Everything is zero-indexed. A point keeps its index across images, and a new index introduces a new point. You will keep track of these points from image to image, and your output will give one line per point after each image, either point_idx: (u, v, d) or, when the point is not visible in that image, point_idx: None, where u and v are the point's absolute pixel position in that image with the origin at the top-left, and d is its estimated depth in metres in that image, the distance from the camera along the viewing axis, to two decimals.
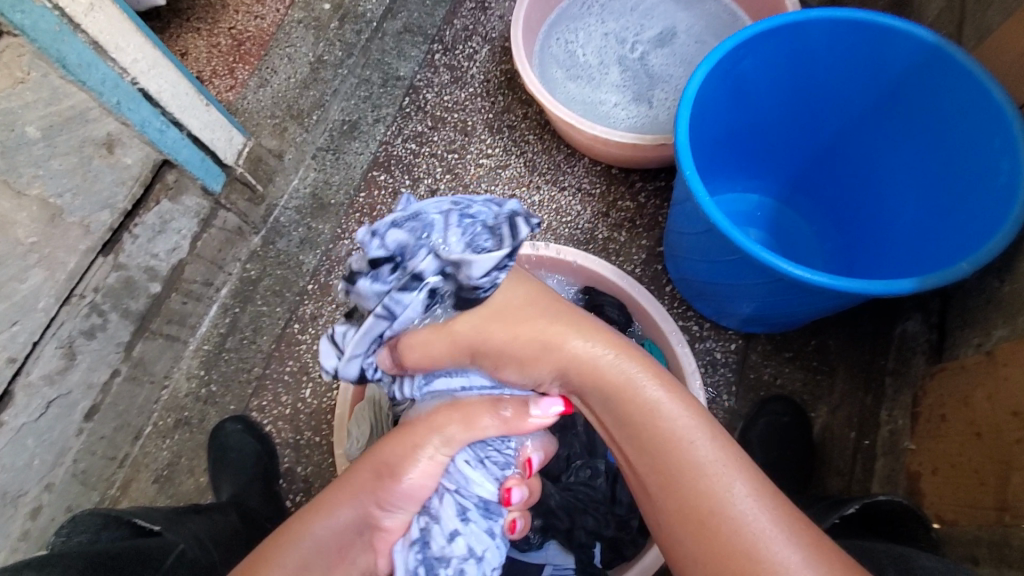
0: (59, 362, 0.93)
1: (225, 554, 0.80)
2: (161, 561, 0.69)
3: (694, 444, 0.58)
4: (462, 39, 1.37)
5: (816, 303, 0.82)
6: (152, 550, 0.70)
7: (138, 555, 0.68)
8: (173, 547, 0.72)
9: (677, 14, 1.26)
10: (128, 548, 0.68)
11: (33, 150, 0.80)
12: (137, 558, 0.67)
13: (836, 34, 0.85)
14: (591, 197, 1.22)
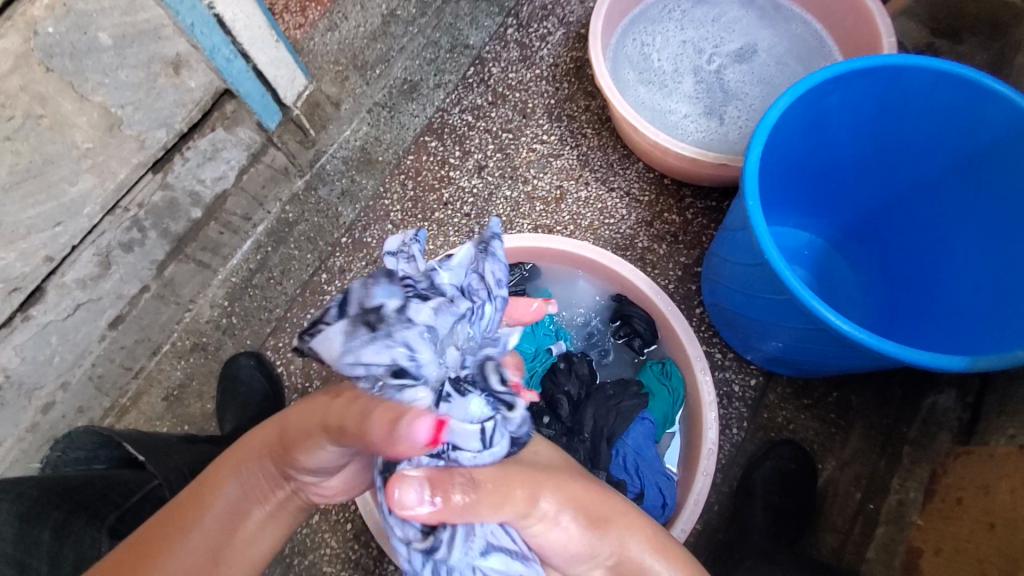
0: (93, 269, 0.95)
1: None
2: (123, 500, 0.74)
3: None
4: (539, 17, 1.34)
5: (851, 358, 0.79)
6: (119, 487, 0.75)
7: (106, 489, 0.74)
8: (143, 484, 0.77)
9: (761, 30, 1.22)
10: (100, 480, 0.74)
11: (102, 57, 0.80)
12: (101, 494, 0.73)
13: (935, 86, 0.80)
14: (639, 204, 1.19)
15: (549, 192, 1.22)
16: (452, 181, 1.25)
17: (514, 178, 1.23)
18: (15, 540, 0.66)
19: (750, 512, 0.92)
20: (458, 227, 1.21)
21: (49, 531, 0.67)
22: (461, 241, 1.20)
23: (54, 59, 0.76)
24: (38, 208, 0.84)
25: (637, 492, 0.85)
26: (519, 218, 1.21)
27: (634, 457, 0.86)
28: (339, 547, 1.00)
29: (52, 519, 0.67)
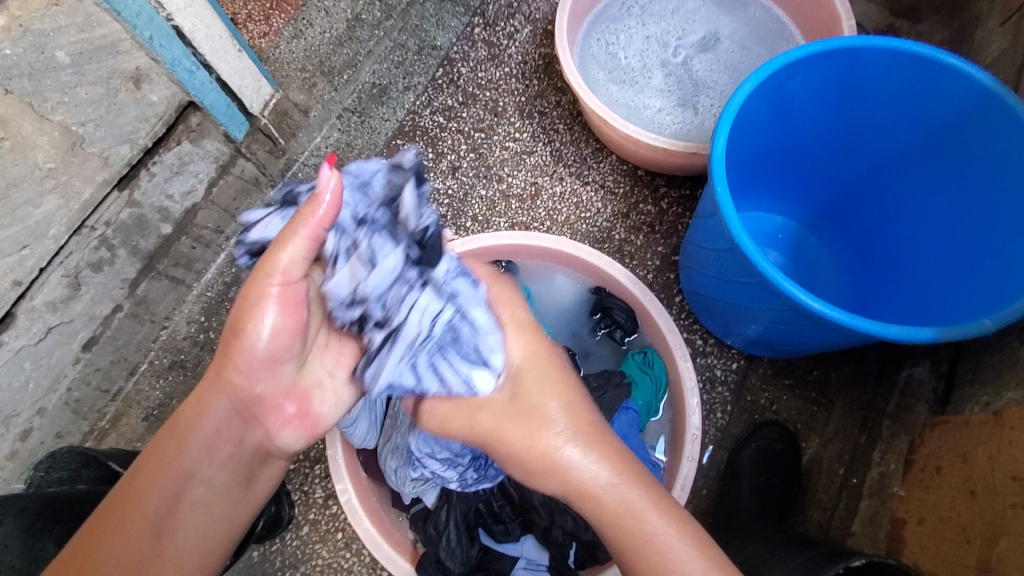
0: (63, 291, 0.93)
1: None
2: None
3: (639, 510, 0.55)
4: (505, 15, 1.34)
5: (825, 336, 0.81)
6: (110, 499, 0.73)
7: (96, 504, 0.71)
8: None
9: (719, 18, 1.23)
10: (94, 492, 0.72)
11: (60, 75, 0.78)
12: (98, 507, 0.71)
13: (893, 65, 0.82)
14: (613, 196, 1.20)
15: (524, 189, 1.22)
16: (427, 183, 1.24)
17: (489, 177, 1.23)
18: (20, 554, 0.62)
19: (738, 494, 0.93)
20: None
21: (54, 543, 0.64)
22: None
23: (11, 80, 0.74)
24: (4, 231, 0.82)
25: None
26: (495, 217, 1.21)
27: None
28: (331, 557, 0.99)
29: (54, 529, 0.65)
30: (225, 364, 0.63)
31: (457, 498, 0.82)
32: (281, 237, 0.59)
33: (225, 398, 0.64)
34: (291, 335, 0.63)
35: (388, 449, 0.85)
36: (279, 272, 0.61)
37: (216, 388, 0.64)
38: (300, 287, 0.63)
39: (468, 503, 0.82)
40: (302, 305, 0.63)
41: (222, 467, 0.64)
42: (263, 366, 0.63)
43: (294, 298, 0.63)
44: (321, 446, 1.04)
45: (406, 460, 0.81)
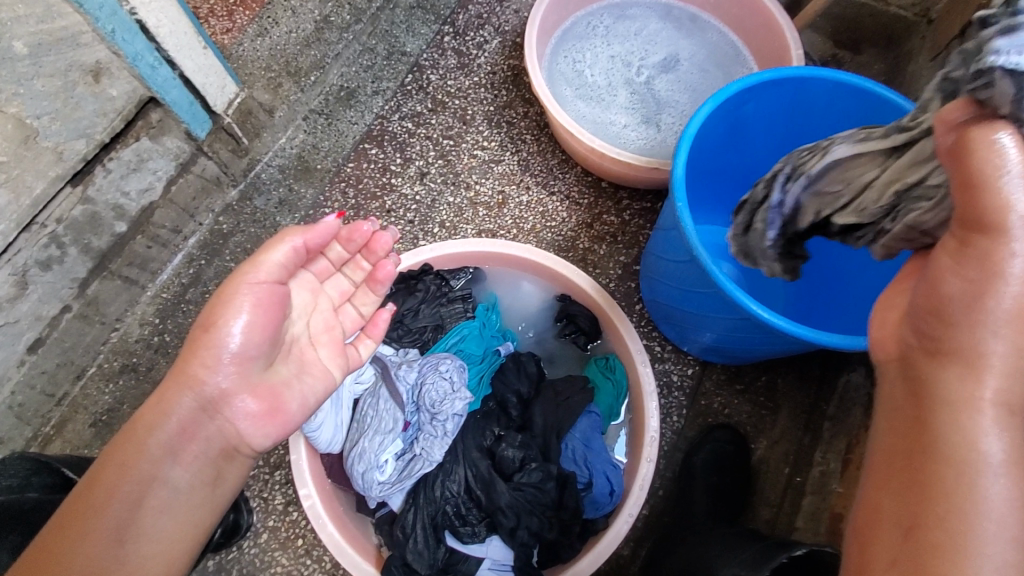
0: (8, 290, 0.88)
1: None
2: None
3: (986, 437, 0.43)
4: (475, 26, 1.38)
5: (774, 344, 0.86)
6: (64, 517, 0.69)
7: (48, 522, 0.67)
8: None
9: (680, 40, 1.30)
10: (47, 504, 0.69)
11: (17, 66, 0.76)
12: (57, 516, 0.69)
13: (835, 95, 0.89)
14: (578, 207, 1.23)
15: (491, 197, 1.24)
16: (394, 188, 1.24)
17: (456, 184, 1.25)
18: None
19: (693, 494, 0.98)
20: (402, 234, 1.21)
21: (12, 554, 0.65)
22: (406, 249, 1.20)
23: None
24: None
25: (586, 482, 0.87)
26: (462, 224, 1.22)
27: (582, 449, 0.88)
28: (290, 565, 0.98)
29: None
30: (193, 360, 0.62)
31: (424, 501, 0.83)
32: (271, 241, 0.65)
33: (187, 393, 0.62)
34: (264, 333, 0.63)
35: (355, 452, 0.85)
36: (267, 272, 0.64)
37: (178, 386, 0.62)
38: (286, 288, 0.67)
39: (434, 506, 0.83)
40: (281, 305, 0.65)
41: (181, 468, 0.62)
42: (231, 364, 0.62)
43: (280, 299, 0.66)
44: (283, 452, 1.03)
45: (371, 462, 0.83)
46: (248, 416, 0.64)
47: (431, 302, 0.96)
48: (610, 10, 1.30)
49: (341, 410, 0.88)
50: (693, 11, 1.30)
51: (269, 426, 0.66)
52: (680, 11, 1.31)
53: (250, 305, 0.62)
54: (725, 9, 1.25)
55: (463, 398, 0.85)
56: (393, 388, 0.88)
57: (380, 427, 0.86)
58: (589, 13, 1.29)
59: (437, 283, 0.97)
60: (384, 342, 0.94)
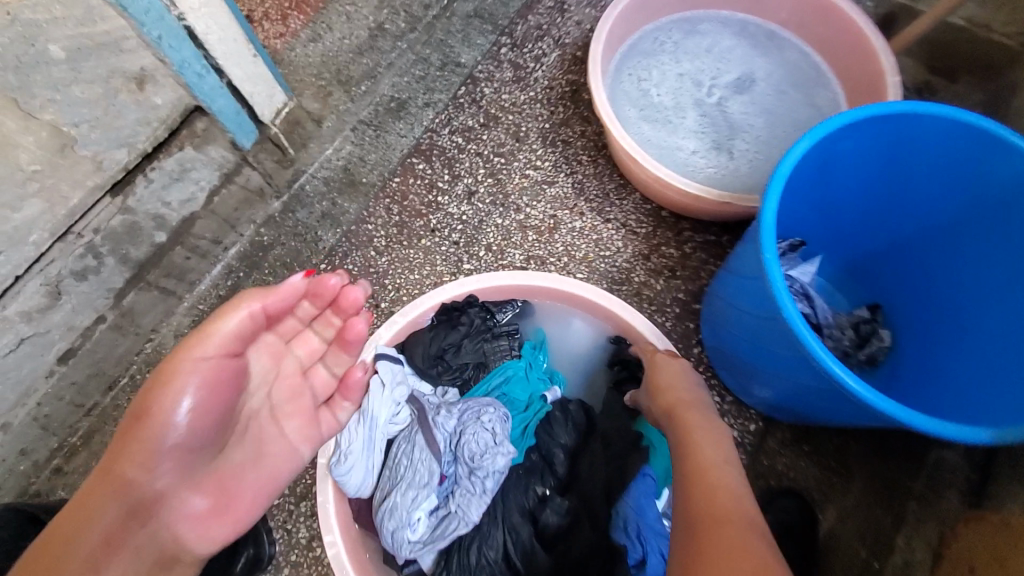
0: (41, 300, 0.86)
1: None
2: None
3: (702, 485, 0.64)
4: (534, 37, 1.30)
5: (859, 418, 0.75)
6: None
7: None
8: None
9: (755, 59, 1.18)
10: None
11: (52, 71, 0.72)
12: None
13: (950, 135, 0.77)
14: (635, 236, 1.14)
15: (542, 221, 1.16)
16: (441, 207, 1.18)
17: (506, 206, 1.17)
18: None
19: None
20: (446, 256, 1.14)
21: None
22: (449, 271, 1.13)
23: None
24: None
25: (639, 558, 0.78)
26: (509, 248, 1.14)
27: (635, 518, 0.79)
28: None
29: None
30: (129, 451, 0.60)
31: (456, 563, 0.76)
32: (224, 309, 0.63)
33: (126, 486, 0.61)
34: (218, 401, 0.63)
35: (386, 506, 0.78)
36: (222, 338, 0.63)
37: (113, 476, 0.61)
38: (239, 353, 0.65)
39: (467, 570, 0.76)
40: (231, 381, 0.64)
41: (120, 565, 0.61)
42: (173, 454, 0.61)
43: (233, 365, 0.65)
44: (309, 482, 0.98)
45: (402, 519, 0.76)
46: (199, 506, 0.65)
47: (475, 337, 0.88)
48: (679, 25, 1.20)
49: (373, 454, 0.81)
50: (771, 27, 1.18)
51: (218, 519, 0.66)
52: (756, 27, 1.19)
53: (198, 381, 0.61)
54: (809, 27, 1.14)
55: (505, 454, 0.78)
56: (430, 436, 0.80)
57: (412, 481, 0.78)
58: (656, 28, 1.19)
59: (482, 316, 0.89)
60: (422, 378, 0.87)
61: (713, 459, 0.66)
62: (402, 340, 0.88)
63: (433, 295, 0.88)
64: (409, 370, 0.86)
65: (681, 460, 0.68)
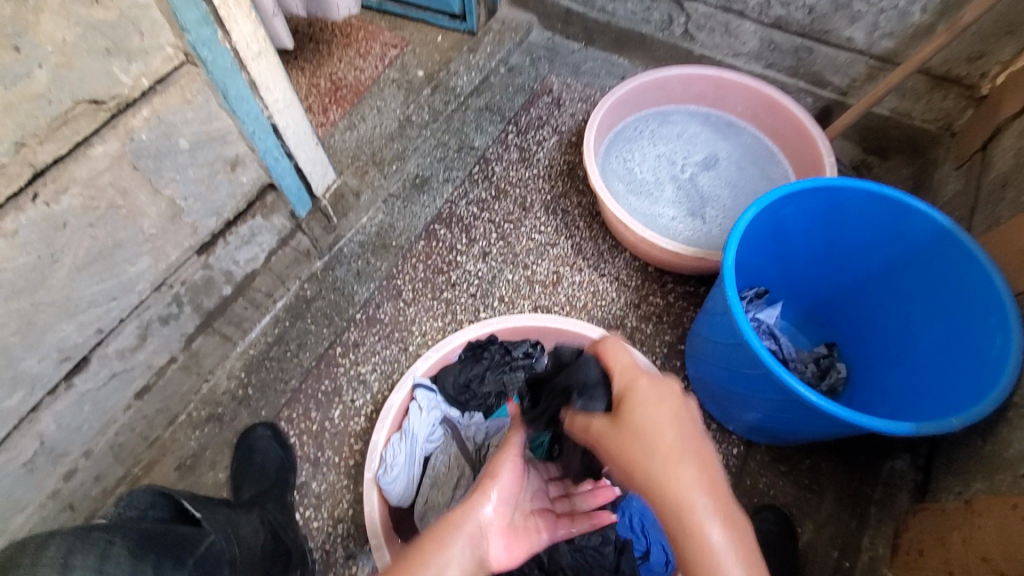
0: (132, 341, 1.01)
1: (245, 552, 0.81)
2: (193, 549, 0.69)
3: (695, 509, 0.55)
4: (535, 126, 1.57)
5: (818, 428, 0.92)
6: (187, 541, 0.70)
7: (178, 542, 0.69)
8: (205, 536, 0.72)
9: (718, 142, 1.45)
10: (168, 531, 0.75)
11: (177, 158, 0.92)
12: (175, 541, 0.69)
13: (868, 202, 0.99)
14: (627, 288, 1.34)
15: (547, 276, 1.36)
16: (459, 265, 1.38)
17: (515, 264, 1.38)
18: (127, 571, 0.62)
19: None
20: (465, 306, 1.33)
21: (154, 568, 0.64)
22: (469, 319, 1.31)
23: (141, 160, 0.87)
24: (101, 284, 0.91)
25: (644, 550, 0.96)
26: (520, 299, 1.34)
27: (638, 519, 0.97)
28: None
29: (150, 560, 0.65)
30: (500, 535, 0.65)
31: None
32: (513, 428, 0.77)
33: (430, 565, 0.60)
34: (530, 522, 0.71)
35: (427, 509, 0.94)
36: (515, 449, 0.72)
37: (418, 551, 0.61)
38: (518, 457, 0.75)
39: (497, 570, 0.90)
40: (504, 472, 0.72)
41: None
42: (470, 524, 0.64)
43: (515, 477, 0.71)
44: (346, 505, 1.11)
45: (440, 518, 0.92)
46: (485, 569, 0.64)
47: (496, 369, 1.05)
48: (654, 116, 1.46)
49: (413, 465, 0.97)
50: (729, 116, 1.45)
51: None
52: (717, 116, 1.46)
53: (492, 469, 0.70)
54: (761, 117, 1.39)
55: None
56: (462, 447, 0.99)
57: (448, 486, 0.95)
58: (637, 119, 1.45)
59: (501, 352, 1.06)
60: (452, 404, 1.03)
61: (680, 437, 0.59)
62: (435, 372, 1.05)
63: (463, 333, 1.05)
64: (442, 398, 1.03)
65: (656, 487, 0.56)
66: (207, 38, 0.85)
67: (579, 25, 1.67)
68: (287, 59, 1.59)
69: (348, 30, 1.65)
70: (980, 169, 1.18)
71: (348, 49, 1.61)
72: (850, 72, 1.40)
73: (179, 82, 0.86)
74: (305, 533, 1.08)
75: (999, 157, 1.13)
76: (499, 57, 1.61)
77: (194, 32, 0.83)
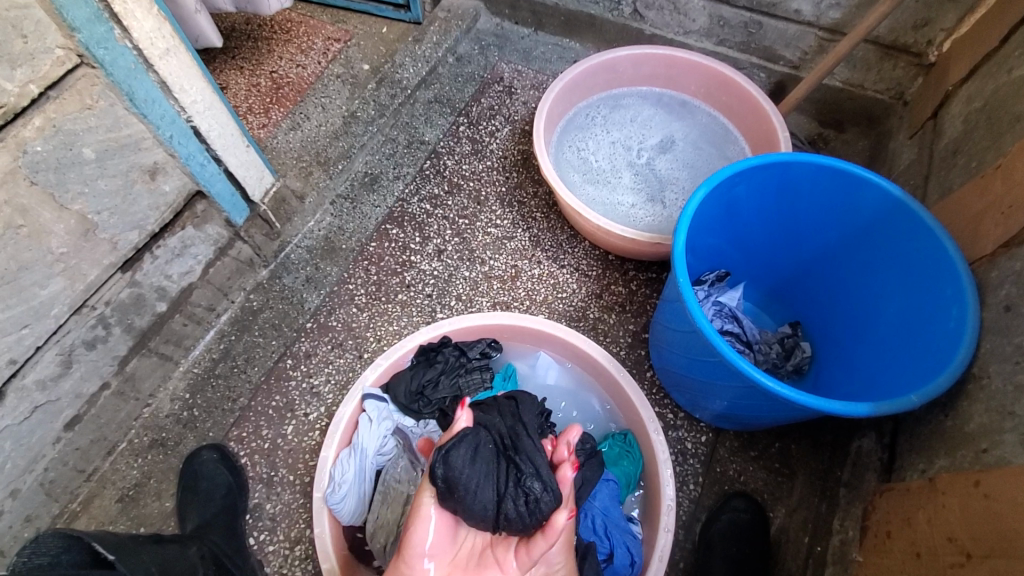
0: (54, 369, 0.94)
1: None
2: None
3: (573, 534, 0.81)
4: (487, 116, 1.51)
5: (780, 411, 0.89)
6: None
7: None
8: None
9: (672, 123, 1.42)
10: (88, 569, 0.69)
11: (84, 169, 0.84)
12: None
13: (820, 176, 0.97)
14: (588, 278, 1.30)
15: (505, 271, 1.31)
16: (414, 265, 1.32)
17: (472, 260, 1.33)
18: None
19: (713, 569, 0.97)
20: (421, 307, 1.27)
21: None
22: (426, 321, 1.26)
23: (38, 173, 0.79)
24: (8, 311, 0.84)
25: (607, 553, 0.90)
26: (478, 297, 1.29)
27: (602, 517, 0.91)
28: None
29: None
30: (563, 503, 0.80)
31: None
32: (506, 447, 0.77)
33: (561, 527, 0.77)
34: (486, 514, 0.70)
35: (380, 525, 0.90)
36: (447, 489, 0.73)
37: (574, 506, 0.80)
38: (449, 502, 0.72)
39: None
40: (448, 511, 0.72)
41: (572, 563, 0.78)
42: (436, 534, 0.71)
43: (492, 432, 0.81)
44: (303, 526, 1.06)
45: (395, 535, 0.88)
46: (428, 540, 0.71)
47: (450, 373, 1.00)
48: (605, 101, 1.42)
49: (364, 481, 0.92)
50: (683, 96, 1.41)
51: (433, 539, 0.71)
52: (670, 97, 1.42)
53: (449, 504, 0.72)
54: (715, 95, 1.36)
55: None
56: (415, 460, 0.94)
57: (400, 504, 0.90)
58: (589, 104, 1.41)
59: (456, 355, 1.01)
60: (405, 413, 0.98)
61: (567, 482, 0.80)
62: (387, 379, 1.00)
63: (415, 338, 1.00)
64: (394, 407, 0.98)
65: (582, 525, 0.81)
66: (103, 37, 0.78)
67: (528, 9, 1.61)
68: (222, 58, 1.51)
69: (286, 25, 1.56)
70: (932, 137, 1.17)
71: (285, 44, 1.52)
72: (801, 45, 1.37)
73: (76, 86, 0.79)
74: (260, 558, 1.02)
75: (949, 125, 1.11)
76: (446, 46, 1.55)
77: (86, 31, 0.76)
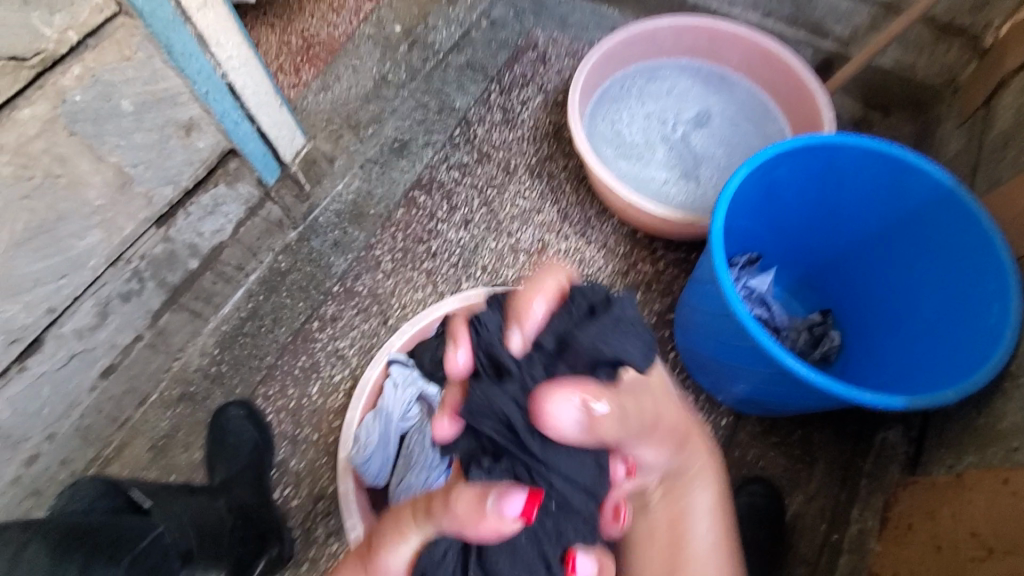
0: (91, 319, 0.96)
1: (204, 545, 0.78)
2: (136, 540, 0.66)
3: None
4: (519, 85, 1.47)
5: (807, 399, 0.88)
6: (128, 532, 0.67)
7: (115, 535, 0.65)
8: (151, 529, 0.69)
9: (709, 97, 1.36)
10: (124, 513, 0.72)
11: (121, 122, 0.84)
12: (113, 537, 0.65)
13: (866, 161, 0.93)
14: (615, 255, 1.29)
15: (532, 244, 1.30)
16: (440, 233, 1.31)
17: (499, 232, 1.32)
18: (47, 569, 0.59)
19: None
20: (446, 277, 1.27)
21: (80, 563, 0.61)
22: (450, 290, 1.26)
23: (77, 124, 0.79)
24: (46, 261, 0.85)
25: None
26: (504, 268, 1.28)
27: None
28: None
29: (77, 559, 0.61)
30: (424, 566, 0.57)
31: None
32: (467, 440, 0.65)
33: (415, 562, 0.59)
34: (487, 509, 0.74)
35: (403, 486, 0.93)
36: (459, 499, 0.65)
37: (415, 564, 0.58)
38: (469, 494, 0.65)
39: None
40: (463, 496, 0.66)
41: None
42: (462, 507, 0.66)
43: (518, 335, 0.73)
44: (326, 483, 1.09)
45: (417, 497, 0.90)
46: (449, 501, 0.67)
47: None
48: (641, 72, 1.37)
49: (389, 445, 0.95)
50: (722, 69, 1.36)
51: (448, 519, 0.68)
52: (709, 69, 1.37)
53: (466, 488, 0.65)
54: (757, 70, 1.31)
55: None
56: None
57: (422, 465, 0.92)
58: (624, 75, 1.37)
59: None
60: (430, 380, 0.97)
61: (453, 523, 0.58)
62: (412, 346, 1.00)
63: (440, 305, 0.99)
64: (418, 373, 0.98)
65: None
66: None
67: None
68: (254, 13, 1.48)
69: None
70: (984, 125, 1.11)
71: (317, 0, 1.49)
72: (853, 20, 1.31)
73: (115, 35, 0.78)
74: (283, 511, 1.06)
75: (1004, 111, 1.06)
76: (480, 10, 1.50)
77: None
